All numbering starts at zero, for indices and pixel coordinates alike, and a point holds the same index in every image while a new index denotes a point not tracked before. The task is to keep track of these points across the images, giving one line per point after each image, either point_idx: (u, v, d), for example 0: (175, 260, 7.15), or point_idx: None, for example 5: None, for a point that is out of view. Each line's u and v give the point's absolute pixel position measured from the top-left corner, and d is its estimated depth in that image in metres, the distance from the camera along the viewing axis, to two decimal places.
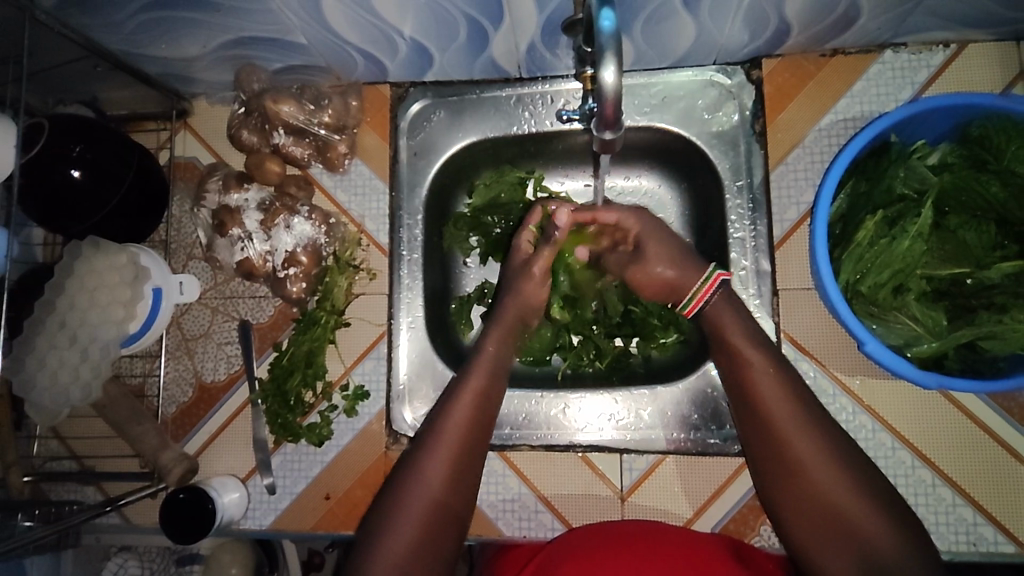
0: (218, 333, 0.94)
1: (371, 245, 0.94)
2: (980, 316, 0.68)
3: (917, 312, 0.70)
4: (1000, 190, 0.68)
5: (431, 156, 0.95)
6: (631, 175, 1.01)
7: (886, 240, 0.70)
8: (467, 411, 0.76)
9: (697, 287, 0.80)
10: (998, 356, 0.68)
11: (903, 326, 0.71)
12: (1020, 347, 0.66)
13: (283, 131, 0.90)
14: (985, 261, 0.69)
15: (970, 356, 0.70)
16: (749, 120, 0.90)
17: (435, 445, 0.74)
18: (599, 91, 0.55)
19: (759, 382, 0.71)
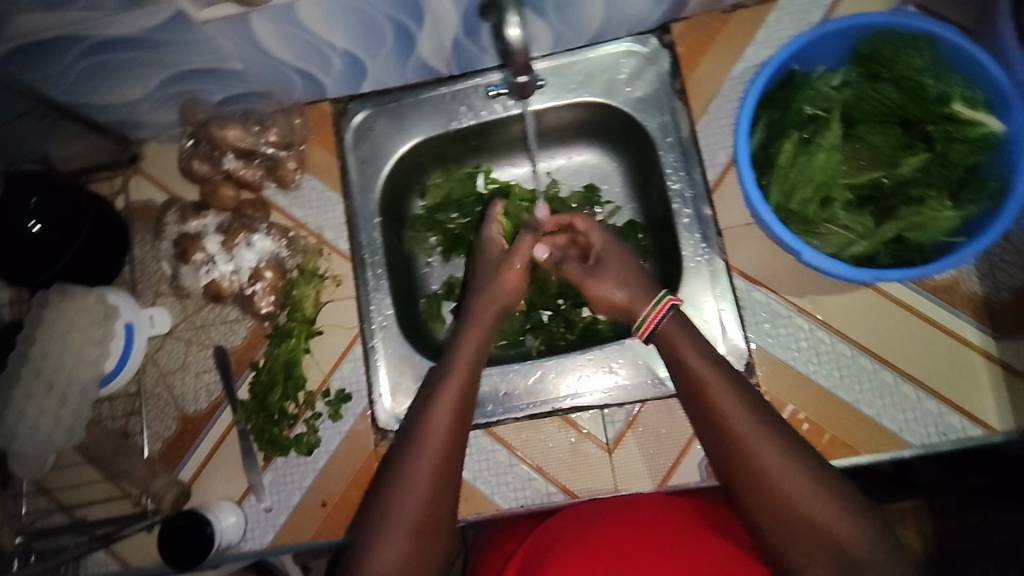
0: (194, 364, 0.95)
1: (333, 253, 0.96)
2: (902, 211, 0.75)
3: (843, 217, 0.76)
4: (897, 94, 0.77)
5: (380, 161, 0.99)
6: (572, 156, 1.08)
7: (805, 157, 0.76)
8: (439, 445, 0.73)
9: (646, 312, 0.79)
10: (923, 241, 0.75)
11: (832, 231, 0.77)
12: (939, 234, 0.74)
13: (232, 155, 0.94)
14: (896, 160, 0.77)
15: (896, 247, 0.76)
16: (668, 80, 0.96)
17: (403, 485, 0.71)
18: (503, 42, 0.64)
19: (715, 394, 0.70)
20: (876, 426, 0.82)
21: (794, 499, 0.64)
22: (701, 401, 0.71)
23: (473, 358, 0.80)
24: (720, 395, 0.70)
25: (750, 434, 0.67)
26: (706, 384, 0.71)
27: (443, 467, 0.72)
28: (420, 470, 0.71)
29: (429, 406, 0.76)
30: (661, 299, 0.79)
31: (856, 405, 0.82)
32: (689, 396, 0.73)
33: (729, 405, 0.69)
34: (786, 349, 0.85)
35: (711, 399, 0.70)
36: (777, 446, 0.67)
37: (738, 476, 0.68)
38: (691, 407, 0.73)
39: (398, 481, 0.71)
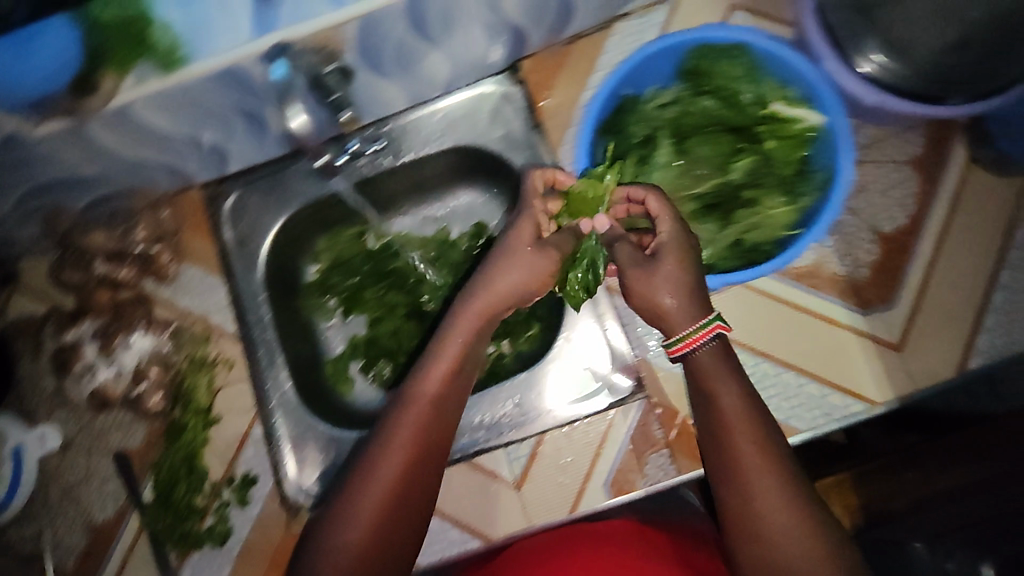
0: (97, 473, 0.93)
1: (222, 337, 0.96)
2: (740, 214, 0.81)
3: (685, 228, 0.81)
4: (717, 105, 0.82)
5: (257, 237, 0.99)
6: (451, 199, 1.11)
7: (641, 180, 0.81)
8: (393, 490, 0.63)
9: (694, 332, 0.66)
10: (761, 239, 0.79)
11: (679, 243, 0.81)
12: (776, 231, 0.79)
13: (101, 260, 0.94)
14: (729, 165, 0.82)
15: (741, 251, 0.81)
16: (525, 115, 0.98)
17: (344, 538, 0.61)
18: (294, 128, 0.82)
19: (740, 446, 0.61)
20: None
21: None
22: (721, 456, 0.62)
23: (443, 385, 0.68)
24: (746, 448, 0.61)
25: (767, 494, 0.59)
26: (733, 434, 0.62)
27: (394, 511, 0.62)
28: (370, 501, 0.62)
29: (385, 438, 0.65)
30: (708, 325, 0.66)
31: None
32: (710, 446, 0.64)
33: (757, 466, 0.60)
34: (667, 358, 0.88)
35: (734, 456, 0.61)
36: (789, 517, 0.58)
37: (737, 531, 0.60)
38: (708, 453, 0.64)
39: (337, 532, 0.61)
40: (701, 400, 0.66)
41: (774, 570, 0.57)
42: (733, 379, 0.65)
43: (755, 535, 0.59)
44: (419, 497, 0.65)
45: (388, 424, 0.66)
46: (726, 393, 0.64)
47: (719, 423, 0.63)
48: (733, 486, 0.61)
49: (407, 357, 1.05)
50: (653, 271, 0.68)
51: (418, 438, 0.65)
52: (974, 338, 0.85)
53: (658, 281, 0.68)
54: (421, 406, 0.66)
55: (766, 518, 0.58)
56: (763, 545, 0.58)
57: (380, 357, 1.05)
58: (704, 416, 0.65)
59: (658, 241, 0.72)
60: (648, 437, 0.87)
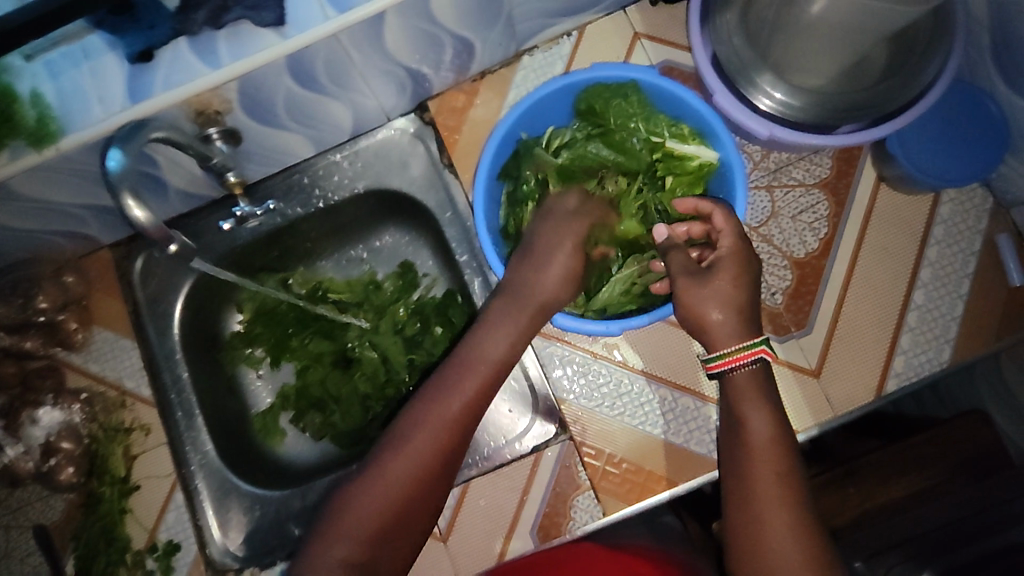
0: (14, 551, 0.90)
1: (137, 402, 0.94)
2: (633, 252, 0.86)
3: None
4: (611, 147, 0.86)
5: (169, 296, 0.97)
6: (376, 241, 1.08)
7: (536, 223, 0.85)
8: (440, 443, 0.68)
9: (738, 350, 0.71)
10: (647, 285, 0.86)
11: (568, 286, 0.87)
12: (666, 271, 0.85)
13: (4, 332, 0.91)
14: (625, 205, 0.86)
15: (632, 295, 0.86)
16: (436, 155, 0.98)
17: (358, 508, 0.66)
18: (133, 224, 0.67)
19: (760, 468, 0.67)
20: (685, 452, 0.85)
21: None
22: (737, 474, 0.68)
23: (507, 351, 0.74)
24: (764, 475, 0.66)
25: (775, 507, 0.65)
26: (757, 456, 0.67)
27: (409, 494, 0.67)
28: (425, 439, 0.68)
29: (412, 430, 0.69)
30: (756, 346, 0.71)
31: (663, 436, 0.85)
32: (729, 468, 0.70)
33: (766, 482, 0.66)
34: (588, 397, 0.87)
35: (749, 472, 0.67)
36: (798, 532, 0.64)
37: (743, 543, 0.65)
38: (731, 469, 0.69)
39: (353, 505, 0.67)
40: (732, 421, 0.71)
41: (767, 574, 0.63)
42: (765, 407, 0.70)
43: (760, 543, 0.64)
44: (434, 490, 0.69)
45: (414, 417, 0.70)
46: (757, 413, 0.70)
47: (749, 442, 0.69)
48: (745, 500, 0.66)
49: (337, 406, 1.02)
50: (715, 283, 0.73)
51: (441, 439, 0.69)
52: (891, 359, 0.84)
53: (707, 295, 0.72)
54: (453, 405, 0.70)
55: (770, 531, 0.64)
56: (760, 549, 0.64)
57: (308, 406, 1.02)
58: (734, 434, 0.71)
59: (716, 255, 0.76)
60: (573, 478, 0.85)
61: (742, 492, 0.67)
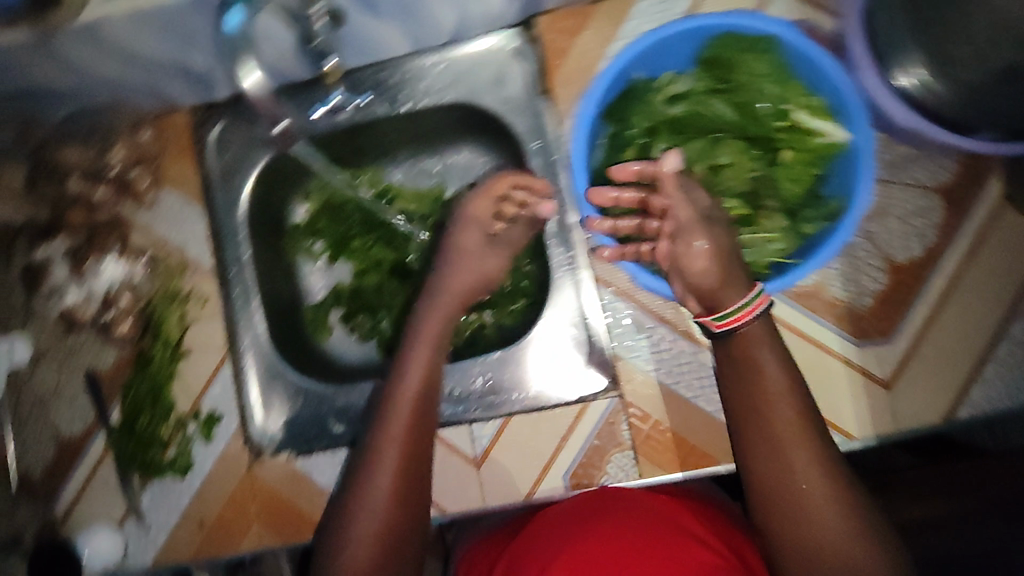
0: (64, 390, 0.93)
1: (197, 272, 0.94)
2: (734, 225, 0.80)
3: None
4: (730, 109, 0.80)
5: (241, 172, 0.94)
6: (452, 154, 1.05)
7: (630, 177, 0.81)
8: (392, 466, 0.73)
9: (736, 307, 0.68)
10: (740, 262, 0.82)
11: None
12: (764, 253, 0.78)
13: (77, 176, 0.90)
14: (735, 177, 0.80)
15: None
16: (534, 78, 0.92)
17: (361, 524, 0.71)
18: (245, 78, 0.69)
19: (771, 397, 0.66)
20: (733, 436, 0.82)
21: (818, 515, 0.63)
22: (761, 445, 0.66)
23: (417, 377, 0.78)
24: (778, 410, 0.65)
25: (792, 437, 0.65)
26: (763, 392, 0.66)
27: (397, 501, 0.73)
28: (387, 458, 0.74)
29: (374, 460, 0.74)
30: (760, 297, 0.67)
31: (714, 415, 0.83)
32: (749, 441, 0.67)
33: (795, 455, 0.64)
34: (645, 361, 0.84)
35: (773, 448, 0.65)
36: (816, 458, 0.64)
37: (764, 478, 0.65)
38: (748, 443, 0.67)
39: (355, 520, 0.72)
40: (743, 393, 0.68)
41: (793, 506, 0.64)
42: (783, 373, 0.67)
43: (797, 512, 0.64)
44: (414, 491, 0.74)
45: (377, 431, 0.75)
46: (776, 384, 0.66)
47: (771, 422, 0.65)
48: (772, 473, 0.65)
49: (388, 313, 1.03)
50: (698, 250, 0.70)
51: (399, 446, 0.74)
52: (970, 387, 0.80)
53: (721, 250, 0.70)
54: (397, 423, 0.75)
55: (808, 500, 0.63)
56: (792, 516, 0.64)
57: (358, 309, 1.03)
58: (754, 420, 0.67)
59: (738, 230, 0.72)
60: (615, 436, 0.84)
61: (770, 466, 0.65)
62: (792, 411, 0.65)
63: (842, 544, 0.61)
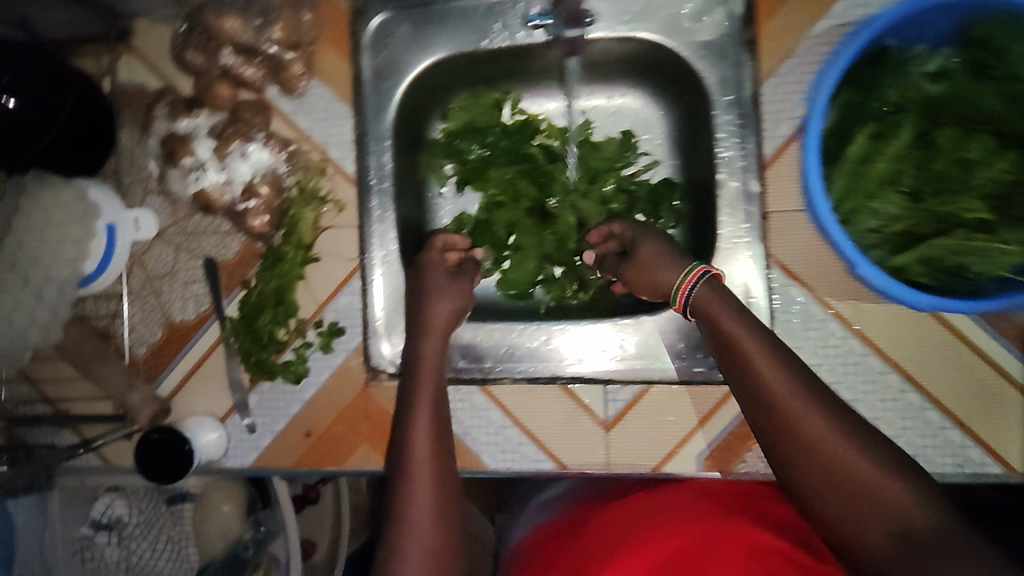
0: (182, 272, 0.89)
1: (337, 174, 0.87)
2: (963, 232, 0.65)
3: (882, 209, 0.67)
4: (998, 100, 0.63)
5: (396, 75, 0.87)
6: (612, 95, 0.96)
7: (863, 160, 0.67)
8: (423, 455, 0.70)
9: (680, 278, 0.76)
10: (970, 265, 0.64)
11: (869, 228, 0.68)
12: (994, 267, 0.63)
13: (231, 50, 0.84)
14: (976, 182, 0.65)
15: (935, 267, 0.67)
16: (738, 26, 0.80)
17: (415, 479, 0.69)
18: None
19: (750, 354, 0.68)
20: None
21: (840, 461, 0.62)
22: (770, 407, 0.66)
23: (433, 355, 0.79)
24: (767, 368, 0.67)
25: (784, 391, 0.66)
26: (744, 354, 0.68)
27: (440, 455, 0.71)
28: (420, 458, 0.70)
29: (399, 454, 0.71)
30: (694, 267, 0.76)
31: (873, 421, 0.81)
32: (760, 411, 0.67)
33: (794, 411, 0.65)
34: (811, 354, 0.81)
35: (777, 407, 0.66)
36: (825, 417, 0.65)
37: (778, 438, 0.66)
38: (758, 414, 0.67)
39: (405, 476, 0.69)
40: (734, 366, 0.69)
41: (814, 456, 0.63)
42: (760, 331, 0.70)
43: (815, 459, 0.63)
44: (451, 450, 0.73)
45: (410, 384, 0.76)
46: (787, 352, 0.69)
47: (763, 380, 0.67)
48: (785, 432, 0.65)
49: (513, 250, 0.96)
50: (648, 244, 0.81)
51: (432, 400, 0.75)
52: None
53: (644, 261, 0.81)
54: (431, 376, 0.77)
55: (817, 439, 0.64)
56: (817, 468, 0.63)
57: (480, 241, 0.96)
58: (749, 389, 0.68)
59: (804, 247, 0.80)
60: None
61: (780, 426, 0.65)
62: (778, 370, 0.67)
63: (875, 479, 0.61)
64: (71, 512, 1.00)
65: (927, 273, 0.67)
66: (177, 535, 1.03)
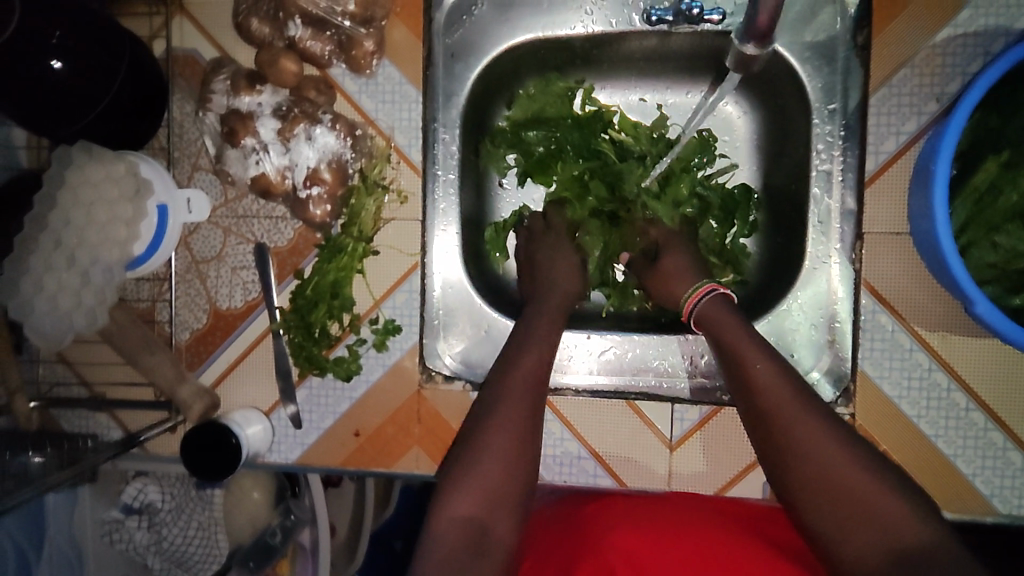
0: (230, 257, 0.84)
1: (402, 162, 0.82)
2: None
3: (1005, 243, 0.62)
4: None
5: (471, 58, 0.81)
6: (693, 91, 0.90)
7: (990, 193, 0.62)
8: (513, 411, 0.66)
9: (687, 292, 0.77)
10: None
11: (988, 262, 0.64)
12: None
13: (299, 21, 0.77)
14: None
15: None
16: (850, 29, 0.75)
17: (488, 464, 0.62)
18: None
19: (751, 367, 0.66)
20: (967, 485, 0.75)
21: (837, 480, 0.60)
22: (774, 417, 0.63)
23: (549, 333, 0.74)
24: (769, 385, 0.65)
25: (784, 407, 0.63)
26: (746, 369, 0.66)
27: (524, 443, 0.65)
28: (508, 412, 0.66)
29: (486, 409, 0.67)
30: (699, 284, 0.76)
31: (952, 459, 0.75)
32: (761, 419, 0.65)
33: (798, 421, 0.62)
34: (892, 384, 0.76)
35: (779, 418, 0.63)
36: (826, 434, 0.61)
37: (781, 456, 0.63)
38: (759, 427, 0.65)
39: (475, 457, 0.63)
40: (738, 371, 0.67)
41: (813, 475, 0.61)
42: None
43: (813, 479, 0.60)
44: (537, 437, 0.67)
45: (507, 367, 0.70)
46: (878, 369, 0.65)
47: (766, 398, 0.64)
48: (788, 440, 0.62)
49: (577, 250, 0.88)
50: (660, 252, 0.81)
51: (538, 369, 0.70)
52: None
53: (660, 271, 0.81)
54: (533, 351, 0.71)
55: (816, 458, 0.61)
56: (812, 482, 0.61)
57: None
58: (752, 404, 0.66)
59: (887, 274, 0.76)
60: None
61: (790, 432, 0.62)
62: (781, 381, 0.65)
63: (875, 494, 0.59)
64: (98, 500, 0.95)
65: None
66: (207, 522, 0.97)
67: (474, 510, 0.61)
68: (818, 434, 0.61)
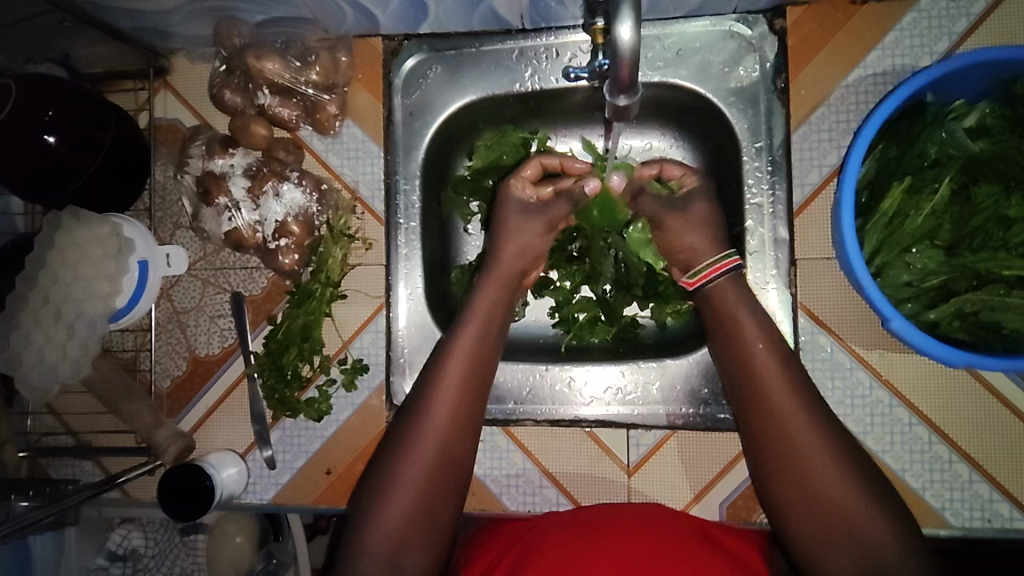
0: (209, 306, 0.90)
1: (366, 213, 0.89)
2: (989, 284, 0.66)
3: (916, 262, 0.69)
4: None
5: (428, 116, 0.87)
6: (642, 138, 0.93)
7: (901, 215, 0.69)
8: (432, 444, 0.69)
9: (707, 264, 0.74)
10: (1002, 321, 0.65)
11: (904, 281, 0.70)
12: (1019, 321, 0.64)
13: (268, 90, 0.85)
14: (1014, 245, 0.66)
15: (970, 321, 0.67)
16: (771, 74, 0.81)
17: (399, 481, 0.67)
18: (613, 45, 0.55)
19: (768, 367, 0.69)
20: (916, 498, 0.77)
21: (809, 464, 0.64)
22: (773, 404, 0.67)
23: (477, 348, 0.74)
24: (771, 381, 0.68)
25: (778, 396, 0.67)
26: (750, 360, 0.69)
27: (442, 455, 0.69)
28: (422, 444, 0.69)
29: (400, 452, 0.69)
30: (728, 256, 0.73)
31: (901, 473, 0.77)
32: (755, 428, 0.68)
33: (804, 446, 0.65)
34: (837, 402, 0.78)
35: (785, 439, 0.66)
36: (813, 421, 0.66)
37: (771, 446, 0.67)
38: (745, 413, 0.69)
39: (384, 488, 0.67)
40: (754, 399, 0.68)
41: (795, 458, 0.65)
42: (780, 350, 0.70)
43: (797, 465, 0.65)
44: (451, 478, 0.69)
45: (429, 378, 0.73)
46: (783, 376, 0.68)
47: (762, 386, 0.68)
48: (772, 429, 0.67)
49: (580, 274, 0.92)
50: (689, 217, 0.77)
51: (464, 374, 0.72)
52: None
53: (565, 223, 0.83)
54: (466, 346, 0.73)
55: (796, 446, 0.65)
56: (797, 470, 0.65)
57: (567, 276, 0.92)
58: (747, 385, 0.69)
59: (819, 292, 0.80)
60: None
61: (794, 480, 0.65)
62: (780, 371, 0.68)
63: (832, 483, 0.63)
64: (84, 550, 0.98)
65: (963, 327, 0.68)
66: (191, 566, 1.00)
67: (389, 550, 0.65)
68: (808, 427, 0.65)
